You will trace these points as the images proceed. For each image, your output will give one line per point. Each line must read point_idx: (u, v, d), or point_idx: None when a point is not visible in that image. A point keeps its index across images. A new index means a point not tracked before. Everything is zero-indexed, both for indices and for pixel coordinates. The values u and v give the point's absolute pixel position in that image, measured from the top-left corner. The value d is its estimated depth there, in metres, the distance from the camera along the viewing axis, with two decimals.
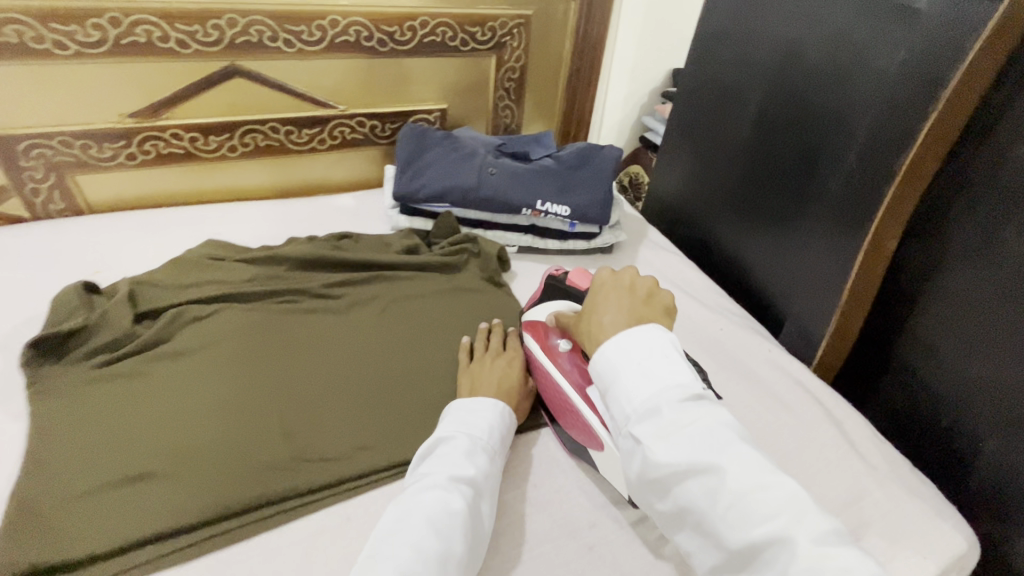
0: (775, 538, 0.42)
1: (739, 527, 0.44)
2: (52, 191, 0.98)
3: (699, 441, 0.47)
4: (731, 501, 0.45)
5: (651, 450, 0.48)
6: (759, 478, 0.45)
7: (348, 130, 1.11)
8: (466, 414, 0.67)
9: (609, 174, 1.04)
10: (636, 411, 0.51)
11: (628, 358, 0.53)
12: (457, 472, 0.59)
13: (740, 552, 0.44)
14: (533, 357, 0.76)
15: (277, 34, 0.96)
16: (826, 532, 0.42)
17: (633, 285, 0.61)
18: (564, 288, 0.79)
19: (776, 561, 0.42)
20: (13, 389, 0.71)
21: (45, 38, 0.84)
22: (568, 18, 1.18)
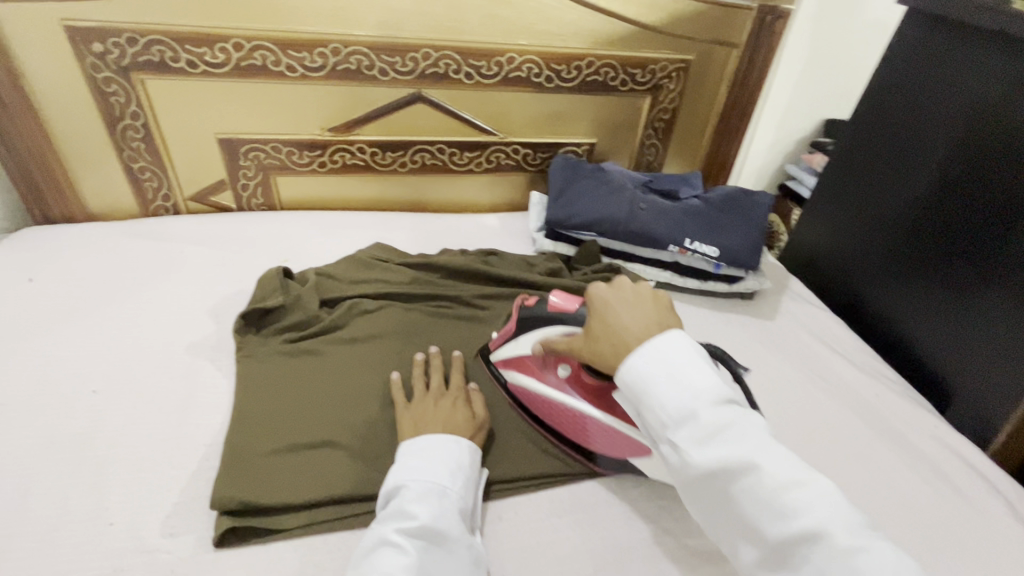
0: (812, 533, 0.45)
1: (777, 520, 0.47)
2: (257, 187, 1.15)
3: (737, 442, 0.50)
4: (770, 501, 0.48)
5: (692, 454, 0.51)
6: (792, 476, 0.48)
7: (503, 156, 1.21)
8: (411, 456, 0.63)
9: (761, 219, 1.04)
10: (673, 419, 0.52)
11: (661, 369, 0.54)
12: (404, 525, 0.56)
13: (780, 546, 0.47)
14: (534, 393, 0.75)
15: (461, 67, 1.07)
16: (859, 523, 0.46)
17: (639, 296, 0.63)
18: (545, 316, 0.74)
19: (812, 554, 0.45)
20: (225, 350, 0.84)
21: (281, 62, 1.00)
22: (728, 63, 1.19)
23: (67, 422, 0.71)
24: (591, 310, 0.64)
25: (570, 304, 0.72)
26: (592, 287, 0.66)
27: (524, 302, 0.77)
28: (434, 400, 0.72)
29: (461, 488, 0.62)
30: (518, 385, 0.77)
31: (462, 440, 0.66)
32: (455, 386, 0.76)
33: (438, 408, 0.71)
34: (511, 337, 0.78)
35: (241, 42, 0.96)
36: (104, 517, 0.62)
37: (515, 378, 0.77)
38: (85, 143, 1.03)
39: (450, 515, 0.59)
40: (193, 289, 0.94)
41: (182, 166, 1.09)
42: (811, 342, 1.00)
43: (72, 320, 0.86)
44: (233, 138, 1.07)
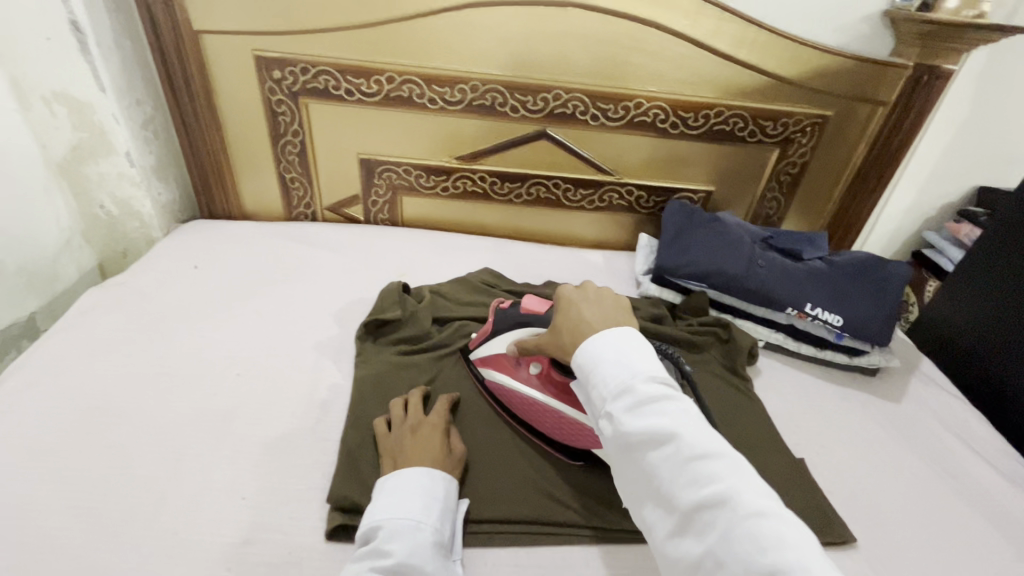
0: (718, 499, 0.46)
1: (689, 487, 0.48)
2: (385, 204, 1.25)
3: (664, 413, 0.51)
4: (688, 468, 0.48)
5: (623, 423, 0.52)
6: (711, 449, 0.49)
7: (615, 196, 1.22)
8: (387, 494, 0.64)
9: (896, 293, 0.97)
10: (612, 389, 0.54)
11: (610, 350, 0.56)
12: (377, 563, 0.56)
13: (689, 511, 0.47)
14: (508, 389, 0.80)
15: (589, 109, 1.10)
16: (762, 495, 0.47)
17: (605, 297, 0.65)
18: (518, 314, 0.79)
19: (717, 519, 0.46)
20: (346, 353, 0.92)
21: (425, 94, 1.08)
22: (871, 121, 1.12)
23: (216, 398, 0.81)
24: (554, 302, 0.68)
25: (540, 307, 0.78)
26: (562, 287, 0.69)
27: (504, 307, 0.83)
28: (413, 434, 0.73)
29: (436, 523, 0.63)
30: (495, 382, 0.82)
31: (435, 472, 0.68)
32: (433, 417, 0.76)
33: (427, 445, 0.71)
34: (490, 335, 0.83)
35: (394, 76, 1.06)
36: (238, 491, 0.69)
37: (491, 374, 0.82)
38: (251, 152, 1.18)
39: (426, 550, 0.59)
40: (323, 292, 1.04)
41: (326, 179, 1.21)
42: (943, 434, 0.91)
43: (223, 307, 0.98)
44: (372, 159, 1.18)
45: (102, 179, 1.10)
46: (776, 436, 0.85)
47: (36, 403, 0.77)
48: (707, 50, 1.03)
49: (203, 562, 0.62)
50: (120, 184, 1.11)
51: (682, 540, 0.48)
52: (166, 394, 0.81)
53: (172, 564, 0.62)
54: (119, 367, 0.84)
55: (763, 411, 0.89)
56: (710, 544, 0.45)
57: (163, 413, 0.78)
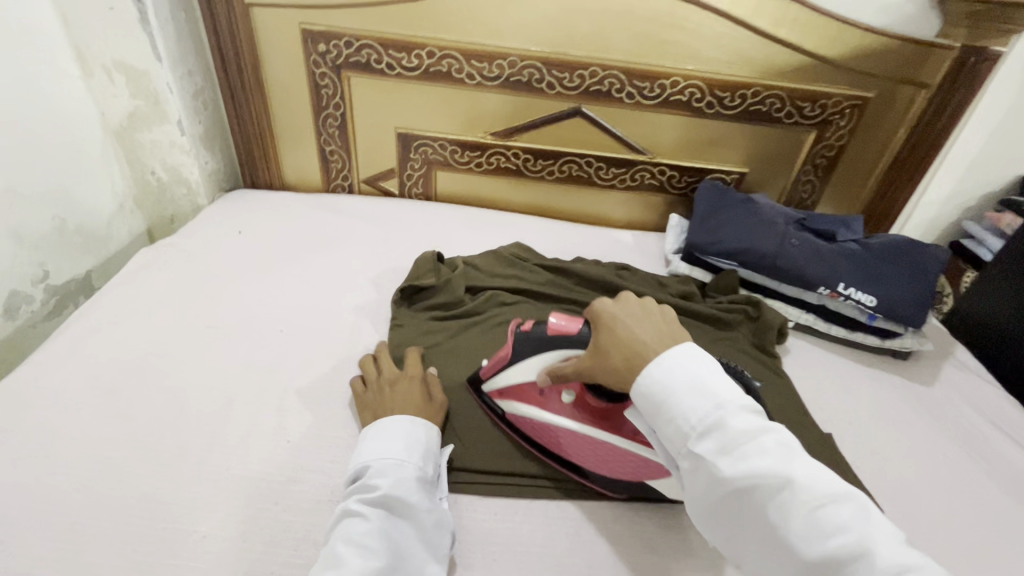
0: (849, 549, 0.43)
1: (812, 536, 0.45)
2: (420, 179, 1.28)
3: (764, 450, 0.48)
4: (806, 513, 0.45)
5: (723, 467, 0.49)
6: (828, 488, 0.46)
7: (647, 175, 1.23)
8: (373, 436, 0.67)
9: (933, 276, 0.95)
10: (698, 427, 0.51)
11: (687, 381, 0.53)
12: (365, 496, 0.60)
13: (818, 564, 0.44)
14: (538, 421, 0.73)
15: (625, 86, 1.10)
16: (890, 537, 0.44)
17: (645, 306, 0.62)
18: (546, 337, 0.70)
19: (855, 571, 0.42)
20: (382, 316, 0.95)
21: (464, 69, 1.11)
22: (913, 104, 1.10)
23: (261, 352, 0.85)
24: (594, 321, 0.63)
25: (572, 325, 0.68)
26: (594, 302, 0.64)
27: (523, 326, 0.74)
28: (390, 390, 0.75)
29: (419, 460, 0.65)
30: (520, 416, 0.75)
31: (416, 418, 0.70)
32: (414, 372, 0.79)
33: (408, 397, 0.74)
34: (506, 364, 0.74)
35: (434, 51, 1.09)
36: (283, 435, 0.73)
37: (515, 408, 0.75)
38: (294, 124, 1.22)
39: (410, 484, 0.62)
40: (360, 259, 1.08)
41: (364, 153, 1.25)
42: (977, 419, 0.90)
43: (265, 270, 1.02)
44: (409, 134, 1.21)
45: (154, 146, 1.15)
46: (805, 413, 0.86)
47: (98, 348, 0.82)
48: (747, 29, 1.03)
49: (254, 496, 0.66)
50: (171, 151, 1.16)
51: None
52: (215, 346, 0.86)
53: (224, 496, 0.66)
54: (171, 320, 0.89)
55: (790, 387, 0.90)
56: None
57: (212, 362, 0.83)
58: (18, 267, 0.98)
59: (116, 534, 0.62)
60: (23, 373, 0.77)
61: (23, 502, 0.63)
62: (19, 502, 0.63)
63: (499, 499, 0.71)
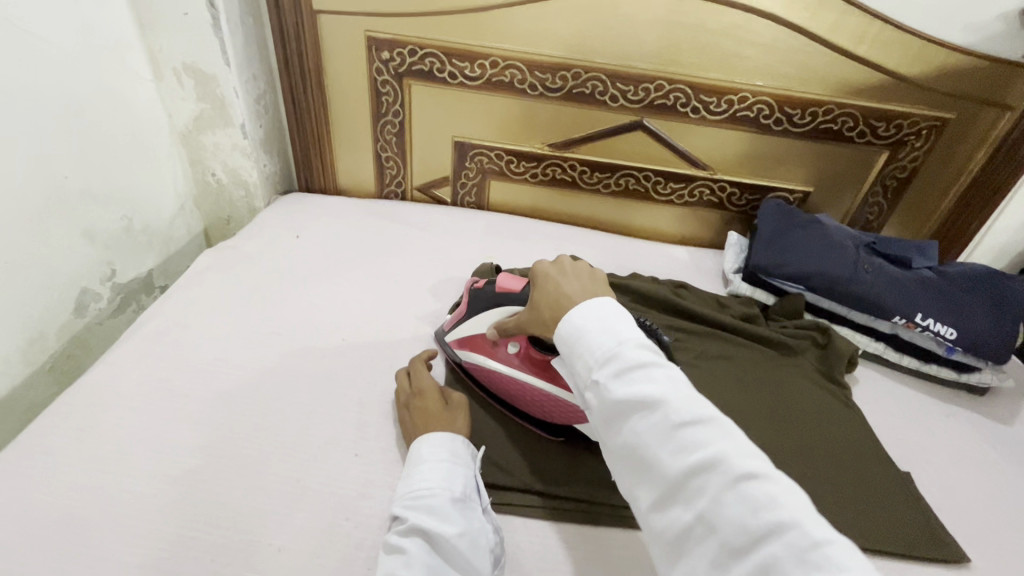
0: (708, 464, 0.44)
1: (678, 454, 0.46)
2: (474, 187, 1.28)
3: (652, 379, 0.50)
4: (678, 434, 0.46)
5: (611, 392, 0.50)
6: (701, 413, 0.47)
7: (706, 191, 1.20)
8: (405, 467, 0.66)
9: (1019, 309, 0.91)
10: (597, 359, 0.53)
11: (596, 321, 0.55)
12: (399, 528, 0.58)
13: (679, 478, 0.46)
14: (487, 369, 0.81)
15: (690, 101, 1.08)
16: (753, 458, 0.45)
17: (578, 271, 0.64)
18: (496, 294, 0.77)
19: (705, 483, 0.44)
20: (442, 327, 0.95)
21: (526, 80, 1.09)
22: (996, 126, 1.05)
23: (325, 361, 0.86)
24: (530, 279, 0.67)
25: (513, 284, 0.75)
26: (535, 264, 0.67)
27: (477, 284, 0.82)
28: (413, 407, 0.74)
29: (448, 482, 0.63)
30: (473, 364, 0.83)
31: (454, 437, 0.69)
32: (428, 388, 0.76)
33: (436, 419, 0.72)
34: (464, 318, 0.83)
35: (497, 61, 1.08)
36: (351, 448, 0.73)
37: (469, 357, 0.83)
38: (352, 130, 1.22)
39: (439, 509, 0.59)
40: (416, 268, 1.07)
41: (419, 160, 1.25)
42: None
43: (324, 276, 1.03)
44: (466, 143, 1.20)
45: (217, 148, 1.17)
46: (879, 447, 0.82)
47: (168, 352, 0.83)
48: (824, 45, 1.00)
49: (324, 511, 0.66)
50: (232, 154, 1.18)
51: (668, 508, 0.46)
52: (281, 352, 0.86)
53: (296, 508, 0.66)
54: (238, 324, 0.90)
55: (864, 420, 0.86)
56: (699, 510, 0.44)
57: (278, 371, 0.83)
58: (90, 265, 1.00)
59: (196, 542, 0.62)
60: (101, 373, 0.79)
61: (106, 505, 0.64)
62: (103, 505, 0.64)
63: (568, 525, 0.70)
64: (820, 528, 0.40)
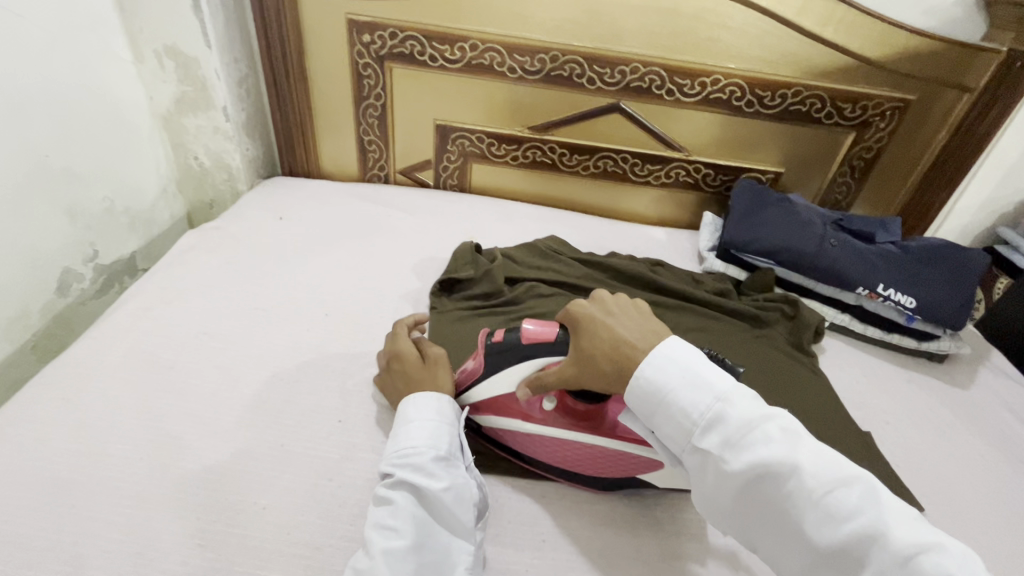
0: (861, 532, 0.45)
1: (824, 524, 0.46)
2: (456, 170, 1.30)
3: (768, 440, 0.50)
4: (816, 502, 0.47)
5: (731, 465, 0.50)
6: (833, 474, 0.48)
7: (682, 172, 1.24)
8: (396, 422, 0.67)
9: (974, 278, 0.96)
10: (702, 424, 0.52)
11: (682, 380, 0.54)
12: (387, 481, 0.61)
13: (832, 550, 0.46)
14: (521, 432, 0.71)
15: (665, 83, 1.11)
16: (896, 512, 0.46)
17: (618, 309, 0.64)
18: (522, 348, 0.67)
19: (869, 553, 0.45)
20: (423, 303, 0.97)
21: (506, 63, 1.12)
22: (955, 107, 1.10)
23: (308, 335, 0.87)
24: (572, 324, 0.64)
25: (543, 332, 0.66)
26: (570, 305, 0.66)
27: (492, 338, 0.70)
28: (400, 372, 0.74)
29: (435, 438, 0.64)
30: (502, 429, 0.73)
31: (437, 395, 0.69)
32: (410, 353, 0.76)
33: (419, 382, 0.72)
34: (478, 379, 0.71)
35: (477, 44, 1.10)
36: (333, 415, 0.75)
37: (496, 423, 0.73)
38: (335, 114, 1.24)
39: (425, 464, 0.61)
40: (399, 247, 1.09)
41: (402, 143, 1.26)
42: (1013, 422, 0.91)
43: (307, 255, 1.04)
44: (447, 126, 1.22)
45: (198, 132, 1.18)
46: (841, 410, 0.86)
47: (152, 327, 0.85)
48: (792, 28, 1.03)
49: (308, 472, 0.68)
50: (215, 137, 1.19)
51: None
52: (265, 327, 0.88)
53: (280, 470, 0.68)
54: (222, 301, 0.91)
55: (828, 385, 0.90)
56: None
57: (261, 344, 0.85)
58: (72, 245, 1.01)
59: (182, 502, 0.64)
60: (85, 348, 0.80)
61: (93, 469, 0.66)
62: (89, 469, 0.66)
63: (545, 483, 0.72)
64: None
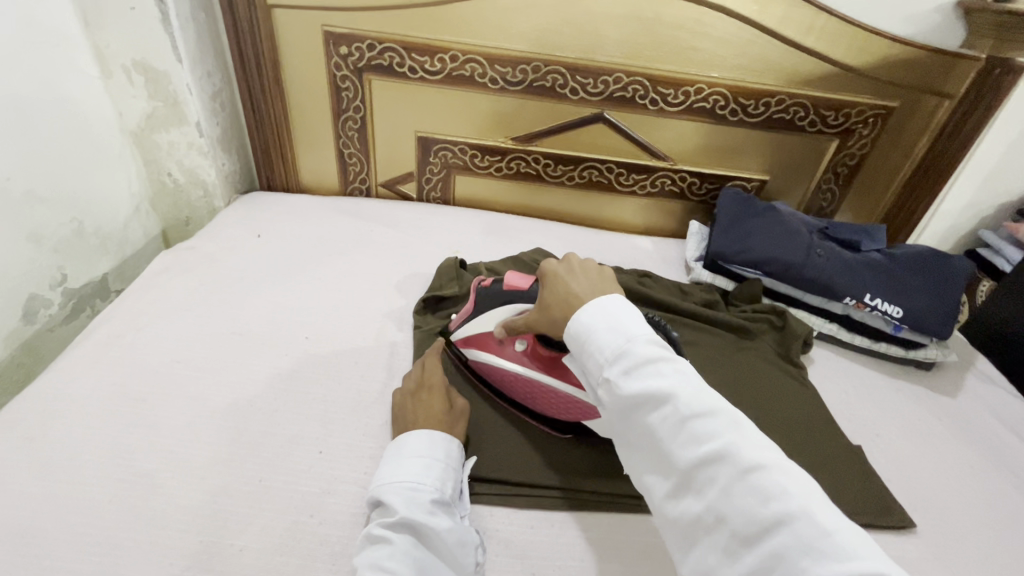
0: (716, 454, 0.46)
1: (689, 446, 0.48)
2: (439, 183, 1.27)
3: (660, 373, 0.51)
4: (688, 427, 0.48)
5: (621, 388, 0.52)
6: (708, 405, 0.49)
7: (668, 181, 1.22)
8: (392, 458, 0.65)
9: (958, 286, 0.96)
10: (608, 357, 0.54)
11: (603, 319, 0.56)
12: (386, 519, 0.58)
13: (688, 469, 0.48)
14: (494, 366, 0.80)
15: (648, 93, 1.10)
16: (758, 446, 0.47)
17: (586, 269, 0.64)
18: (503, 292, 0.76)
19: (716, 473, 0.46)
20: (407, 322, 0.95)
21: (487, 74, 1.10)
22: (937, 114, 1.10)
23: (287, 359, 0.84)
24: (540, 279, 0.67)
25: (522, 281, 0.75)
26: (544, 262, 0.67)
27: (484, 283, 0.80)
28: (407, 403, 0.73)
29: (437, 479, 0.63)
30: (481, 361, 0.82)
31: (433, 433, 0.68)
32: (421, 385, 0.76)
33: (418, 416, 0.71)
34: (470, 316, 0.82)
35: (457, 55, 1.08)
36: (314, 446, 0.73)
37: (476, 355, 0.82)
38: (313, 127, 1.21)
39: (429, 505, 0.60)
40: (381, 264, 1.07)
41: (383, 155, 1.24)
42: (1001, 430, 0.91)
43: (287, 275, 1.01)
44: (429, 138, 1.20)
45: (171, 147, 1.14)
46: (833, 423, 0.85)
47: (123, 357, 0.81)
48: (774, 37, 1.03)
49: (288, 509, 0.66)
50: (188, 153, 1.15)
51: (682, 498, 0.48)
52: (243, 352, 0.85)
53: (258, 508, 0.65)
54: (198, 326, 0.88)
55: (819, 397, 0.89)
56: (710, 500, 0.46)
57: (238, 371, 0.82)
58: (38, 270, 0.97)
59: (152, 547, 0.61)
60: (51, 380, 0.77)
61: (58, 513, 0.62)
62: (54, 514, 0.62)
63: (534, 511, 0.70)
64: (826, 518, 0.42)
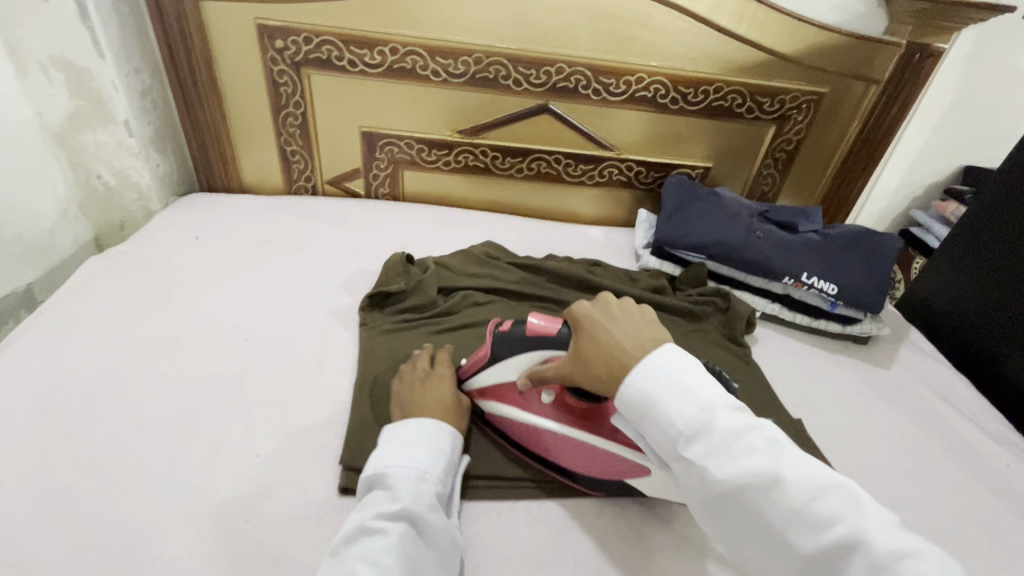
0: (846, 542, 0.43)
1: (806, 532, 0.44)
2: (387, 178, 1.25)
3: (752, 449, 0.48)
4: (798, 509, 0.45)
5: (713, 471, 0.48)
6: (817, 482, 0.46)
7: (615, 171, 1.24)
8: (396, 444, 0.64)
9: (888, 262, 1.01)
10: (685, 431, 0.50)
11: (665, 384, 0.53)
12: (384, 509, 0.57)
13: (814, 559, 0.44)
14: (518, 421, 0.71)
15: (591, 83, 1.11)
16: (883, 521, 0.43)
17: (620, 313, 0.61)
18: (527, 338, 0.67)
19: (850, 564, 0.42)
20: (353, 320, 0.93)
21: (429, 66, 1.09)
22: (865, 99, 1.14)
23: (225, 363, 0.81)
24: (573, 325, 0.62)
25: (550, 327, 0.65)
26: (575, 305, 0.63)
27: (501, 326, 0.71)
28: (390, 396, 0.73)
29: (440, 475, 0.63)
30: (501, 416, 0.73)
31: (440, 424, 0.67)
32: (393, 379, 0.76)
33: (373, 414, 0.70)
34: (485, 364, 0.72)
35: (397, 47, 1.06)
36: (252, 450, 0.70)
37: (494, 408, 0.73)
38: (252, 124, 1.17)
39: (430, 499, 0.59)
40: (327, 262, 1.04)
41: (327, 152, 1.21)
42: (931, 397, 0.96)
43: (226, 277, 0.98)
44: (373, 133, 1.18)
45: (99, 149, 1.09)
46: (773, 399, 0.88)
47: (44, 368, 0.76)
48: (709, 25, 1.05)
49: (223, 515, 0.63)
50: (117, 154, 1.10)
51: None
52: (178, 358, 0.81)
53: (190, 516, 0.63)
54: (129, 332, 0.84)
55: (761, 375, 0.92)
56: None
57: (172, 377, 0.78)
58: None
59: (73, 564, 0.57)
60: None
61: None
62: None
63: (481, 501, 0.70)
64: None
